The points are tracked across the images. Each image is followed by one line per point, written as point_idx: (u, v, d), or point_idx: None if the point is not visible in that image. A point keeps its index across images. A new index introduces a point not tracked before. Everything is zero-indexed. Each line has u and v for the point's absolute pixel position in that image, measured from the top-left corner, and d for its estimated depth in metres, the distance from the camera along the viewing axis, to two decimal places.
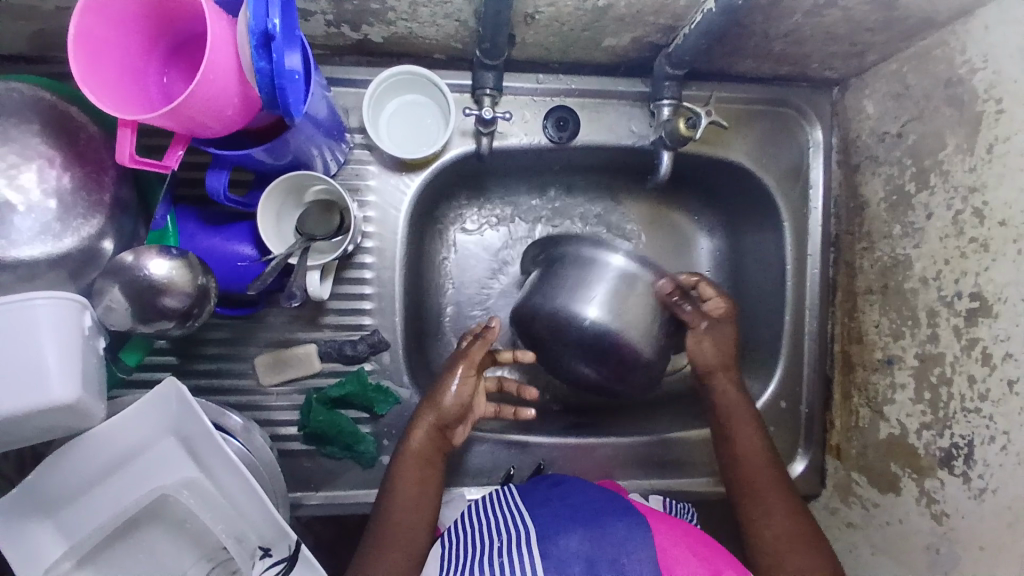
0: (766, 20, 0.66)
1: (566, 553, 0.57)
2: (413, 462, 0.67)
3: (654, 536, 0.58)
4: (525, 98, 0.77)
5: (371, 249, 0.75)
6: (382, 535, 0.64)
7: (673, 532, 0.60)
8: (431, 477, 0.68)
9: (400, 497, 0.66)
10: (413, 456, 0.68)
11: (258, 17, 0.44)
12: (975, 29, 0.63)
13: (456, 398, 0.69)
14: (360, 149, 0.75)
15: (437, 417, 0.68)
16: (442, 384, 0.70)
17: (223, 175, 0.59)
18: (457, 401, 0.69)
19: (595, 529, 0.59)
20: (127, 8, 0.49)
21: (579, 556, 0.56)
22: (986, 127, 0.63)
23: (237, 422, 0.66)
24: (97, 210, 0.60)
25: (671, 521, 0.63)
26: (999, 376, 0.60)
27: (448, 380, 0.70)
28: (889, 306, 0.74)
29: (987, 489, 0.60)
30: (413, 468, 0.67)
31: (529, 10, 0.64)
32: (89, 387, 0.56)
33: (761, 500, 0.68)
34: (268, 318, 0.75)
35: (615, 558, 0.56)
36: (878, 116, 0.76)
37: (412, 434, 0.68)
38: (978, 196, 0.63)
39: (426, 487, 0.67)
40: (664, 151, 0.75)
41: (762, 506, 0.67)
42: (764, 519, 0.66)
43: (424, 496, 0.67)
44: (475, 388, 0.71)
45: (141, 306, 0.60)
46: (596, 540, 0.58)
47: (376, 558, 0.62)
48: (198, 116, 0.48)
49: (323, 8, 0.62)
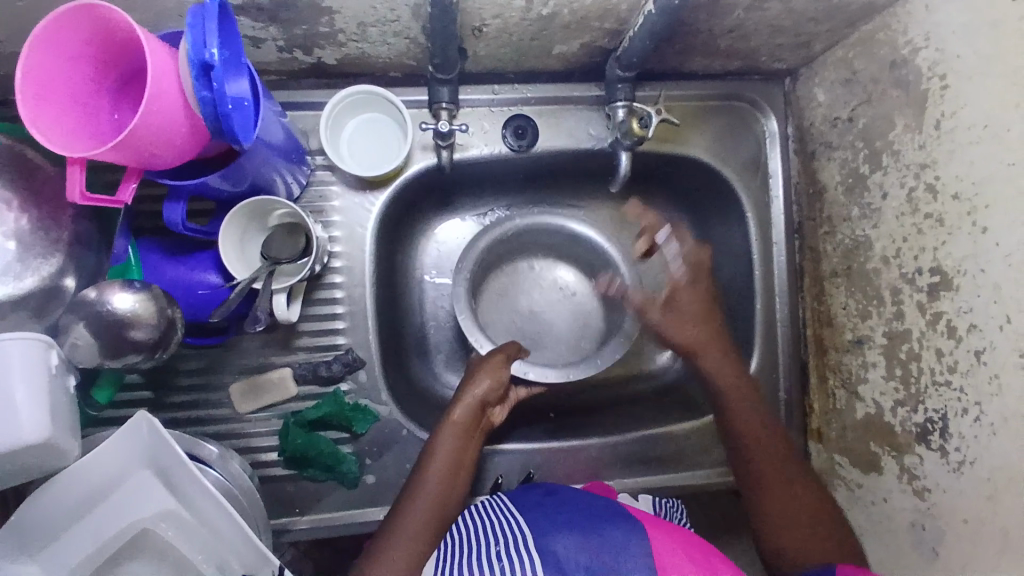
0: (709, 17, 0.67)
1: (563, 559, 0.56)
2: (453, 439, 0.70)
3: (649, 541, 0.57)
4: (483, 109, 0.78)
5: (340, 268, 0.75)
6: (398, 524, 0.65)
7: (669, 538, 0.58)
8: (464, 461, 0.70)
9: (427, 483, 0.68)
10: (453, 433, 0.70)
11: (196, 46, 0.44)
12: (915, 10, 0.65)
13: (495, 378, 0.72)
14: (322, 170, 0.76)
15: (479, 396, 0.71)
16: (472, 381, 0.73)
17: (179, 206, 0.59)
18: (497, 380, 0.72)
19: (590, 538, 0.58)
20: (74, 48, 0.49)
21: (577, 564, 0.55)
22: (933, 104, 0.64)
23: (212, 451, 0.65)
24: (55, 249, 0.61)
25: (666, 527, 0.61)
26: (966, 348, 0.60)
27: (479, 375, 0.73)
28: (854, 287, 0.75)
29: (965, 461, 0.60)
30: (448, 453, 0.69)
31: (476, 23, 0.65)
32: (59, 424, 0.56)
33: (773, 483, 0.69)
34: (241, 344, 0.75)
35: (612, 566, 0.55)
36: (829, 102, 0.78)
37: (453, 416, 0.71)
38: (930, 171, 0.64)
39: (458, 473, 0.69)
40: (623, 151, 0.75)
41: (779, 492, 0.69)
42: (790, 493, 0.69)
43: (459, 477, 0.69)
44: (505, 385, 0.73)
45: (106, 341, 0.60)
46: (587, 545, 0.57)
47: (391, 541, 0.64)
48: (148, 148, 0.48)
49: (273, 35, 0.63)
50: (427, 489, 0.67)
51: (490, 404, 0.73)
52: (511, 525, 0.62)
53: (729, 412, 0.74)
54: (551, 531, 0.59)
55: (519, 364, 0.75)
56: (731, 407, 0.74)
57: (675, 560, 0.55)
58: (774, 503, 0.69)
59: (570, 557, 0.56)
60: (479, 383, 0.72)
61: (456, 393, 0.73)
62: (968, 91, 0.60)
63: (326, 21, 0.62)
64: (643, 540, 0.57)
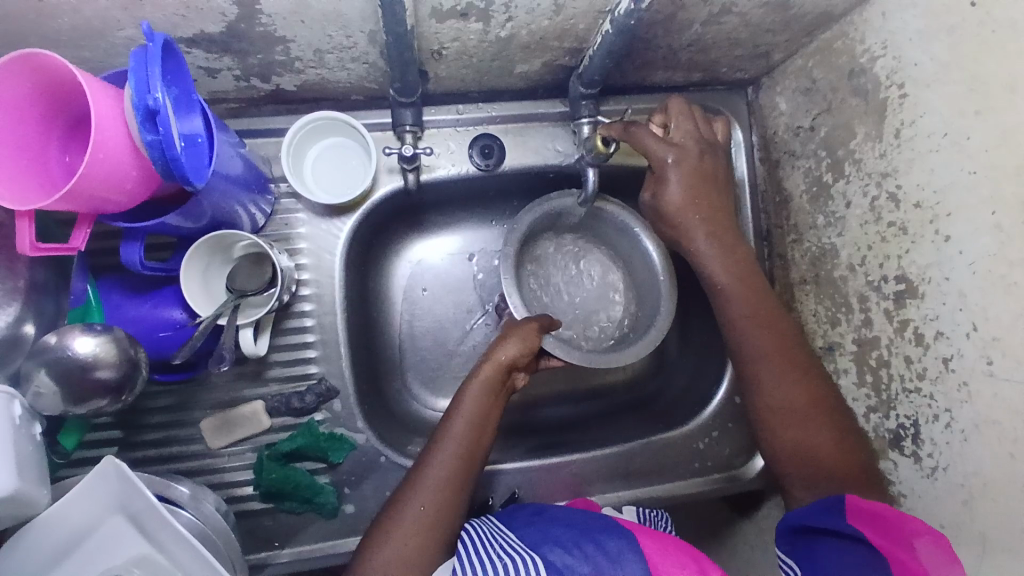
0: (667, 33, 0.68)
1: (563, 565, 0.56)
2: (477, 400, 0.67)
3: (638, 550, 0.57)
4: (449, 129, 0.78)
5: (309, 296, 0.74)
6: (418, 485, 0.64)
7: (658, 546, 0.58)
8: (490, 419, 0.68)
9: (450, 439, 0.66)
10: (478, 392, 0.68)
11: (140, 93, 0.43)
12: (872, 18, 0.65)
13: (525, 344, 0.70)
14: (287, 198, 0.74)
15: (508, 359, 0.69)
16: (497, 344, 0.70)
17: (136, 246, 0.59)
18: (528, 347, 0.69)
19: (577, 551, 0.57)
20: (18, 95, 0.48)
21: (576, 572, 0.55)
22: (892, 112, 0.64)
23: (184, 493, 0.63)
24: (13, 296, 0.58)
25: (657, 533, 0.61)
26: (934, 355, 0.61)
27: (505, 340, 0.70)
28: (823, 294, 0.77)
29: (938, 467, 0.61)
30: (472, 412, 0.67)
31: (435, 47, 0.64)
32: (26, 476, 0.54)
33: (774, 424, 0.68)
34: (210, 379, 0.73)
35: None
36: (791, 111, 0.79)
37: (475, 379, 0.68)
38: (891, 180, 0.65)
39: (483, 432, 0.67)
40: (589, 168, 0.74)
41: (775, 427, 0.68)
42: (783, 433, 0.67)
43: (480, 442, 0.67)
44: (530, 354, 0.70)
45: (69, 389, 0.58)
46: (585, 555, 0.57)
47: (408, 503, 0.63)
48: (98, 194, 0.47)
49: (228, 65, 0.62)
50: (450, 446, 0.66)
51: (517, 368, 0.71)
52: (505, 538, 0.61)
53: (745, 363, 0.70)
54: (543, 545, 0.59)
55: (551, 340, 0.72)
56: (746, 359, 0.70)
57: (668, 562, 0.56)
58: (779, 447, 0.67)
59: (568, 565, 0.56)
60: (506, 345, 0.70)
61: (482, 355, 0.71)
62: (926, 100, 0.60)
63: (282, 50, 0.61)
64: (636, 549, 0.57)
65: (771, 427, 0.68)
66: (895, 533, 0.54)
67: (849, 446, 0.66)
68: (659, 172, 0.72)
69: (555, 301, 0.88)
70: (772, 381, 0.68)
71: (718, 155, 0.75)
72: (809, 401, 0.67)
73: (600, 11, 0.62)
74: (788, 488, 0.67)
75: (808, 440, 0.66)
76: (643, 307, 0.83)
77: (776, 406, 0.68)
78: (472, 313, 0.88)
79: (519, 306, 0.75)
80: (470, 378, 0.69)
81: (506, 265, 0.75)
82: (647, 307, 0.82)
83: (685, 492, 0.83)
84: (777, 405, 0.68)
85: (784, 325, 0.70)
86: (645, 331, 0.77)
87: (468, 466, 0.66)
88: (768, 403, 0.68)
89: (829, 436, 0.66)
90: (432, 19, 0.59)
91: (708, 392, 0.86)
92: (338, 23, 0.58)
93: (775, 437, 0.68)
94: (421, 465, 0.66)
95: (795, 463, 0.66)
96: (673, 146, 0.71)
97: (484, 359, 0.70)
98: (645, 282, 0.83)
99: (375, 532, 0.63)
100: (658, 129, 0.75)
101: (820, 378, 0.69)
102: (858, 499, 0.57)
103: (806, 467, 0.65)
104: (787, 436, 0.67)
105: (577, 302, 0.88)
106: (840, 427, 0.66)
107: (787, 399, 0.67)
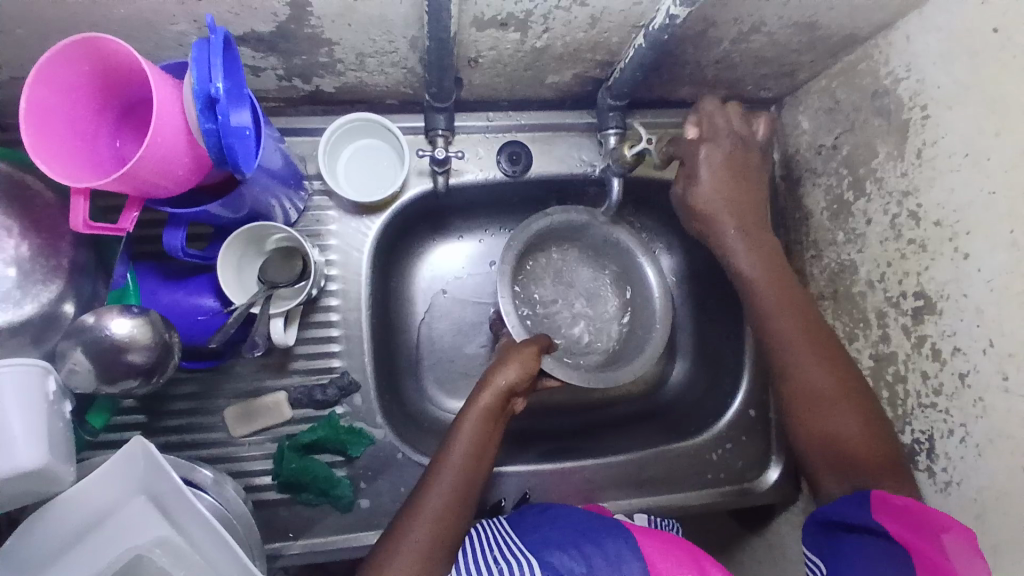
0: (697, 50, 0.70)
1: (562, 566, 0.56)
2: (476, 425, 0.67)
3: (642, 547, 0.58)
4: (479, 135, 0.80)
5: (336, 291, 0.76)
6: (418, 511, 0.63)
7: (659, 542, 0.59)
8: (488, 446, 0.67)
9: (450, 465, 0.65)
10: (478, 418, 0.67)
11: (202, 81, 0.46)
12: (896, 42, 0.67)
13: (523, 368, 0.70)
14: (320, 195, 0.77)
15: (507, 384, 0.69)
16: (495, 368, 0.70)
17: (179, 232, 0.61)
18: (526, 371, 0.70)
19: (586, 548, 0.58)
20: (77, 81, 0.51)
21: (575, 572, 0.56)
22: (914, 133, 0.66)
23: (207, 477, 0.65)
24: (56, 274, 0.61)
25: (659, 534, 0.61)
26: (951, 370, 0.62)
27: (503, 365, 0.70)
28: (840, 310, 0.77)
29: (952, 481, 0.62)
30: (472, 438, 0.66)
31: (472, 54, 0.67)
32: (57, 451, 0.55)
33: (805, 410, 0.67)
34: (235, 368, 0.75)
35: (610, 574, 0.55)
36: (813, 130, 0.81)
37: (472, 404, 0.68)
38: (911, 199, 0.66)
39: (482, 457, 0.67)
40: (613, 177, 0.77)
41: (806, 413, 0.67)
42: (814, 419, 0.66)
43: (480, 467, 0.66)
44: (529, 380, 0.71)
45: (104, 368, 0.60)
46: (584, 555, 0.58)
47: (408, 531, 0.62)
48: (150, 177, 0.49)
49: (273, 64, 0.64)
50: (450, 474, 0.65)
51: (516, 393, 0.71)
52: (511, 539, 0.62)
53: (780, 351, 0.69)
54: (542, 547, 0.60)
55: (549, 361, 0.74)
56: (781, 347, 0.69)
57: (666, 562, 0.56)
58: (810, 432, 0.67)
59: (567, 567, 0.56)
60: (505, 370, 0.69)
61: (481, 379, 0.71)
62: (947, 121, 0.62)
63: (325, 52, 0.63)
64: (634, 547, 0.58)
65: (798, 416, 0.67)
66: (919, 526, 0.54)
67: (879, 437, 0.65)
68: (692, 166, 0.73)
69: (554, 314, 0.89)
70: (800, 369, 0.68)
71: (752, 148, 0.74)
72: (839, 388, 0.66)
73: (634, 25, 0.64)
74: (819, 479, 0.66)
75: (834, 425, 0.65)
76: (640, 325, 0.84)
77: (803, 393, 0.67)
78: (476, 321, 0.89)
79: (517, 326, 0.76)
80: (469, 404, 0.68)
81: (504, 280, 0.76)
82: (642, 326, 0.83)
83: (695, 503, 0.83)
84: (808, 391, 0.67)
85: (813, 316, 0.70)
86: (637, 355, 0.80)
87: (469, 490, 0.65)
88: (801, 387, 0.67)
89: (857, 425, 0.65)
90: (473, 27, 0.61)
91: (722, 403, 0.86)
92: (382, 27, 0.60)
93: (803, 424, 0.67)
94: (419, 496, 0.64)
95: (826, 451, 0.65)
96: (704, 142, 0.72)
97: (482, 385, 0.70)
98: (642, 298, 0.84)
99: (375, 557, 0.61)
100: (695, 134, 0.73)
101: (850, 368, 0.68)
102: (886, 495, 0.57)
103: (835, 453, 0.65)
104: (816, 423, 0.66)
105: (587, 315, 0.89)
106: (870, 416, 0.65)
107: (815, 386, 0.67)
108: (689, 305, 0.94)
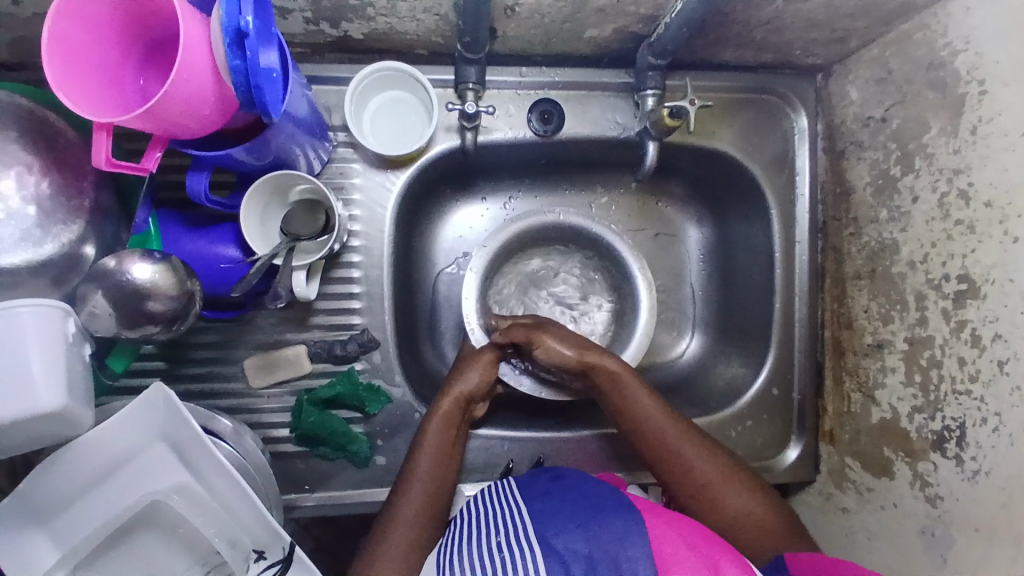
0: (746, 8, 0.66)
1: (565, 550, 0.54)
2: (440, 425, 0.70)
3: (650, 530, 0.55)
4: (510, 92, 0.77)
5: (359, 247, 0.75)
6: (392, 524, 0.65)
7: (667, 525, 0.56)
8: (455, 448, 0.71)
9: (419, 473, 0.68)
10: (442, 422, 0.71)
11: (231, 14, 0.45)
12: (955, 11, 0.63)
13: (484, 373, 0.74)
14: (344, 147, 0.74)
15: (467, 388, 0.73)
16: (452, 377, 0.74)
17: (203, 176, 0.59)
18: (486, 376, 0.74)
19: (592, 528, 0.56)
20: (102, 11, 0.49)
21: (578, 555, 0.53)
22: (969, 108, 0.62)
23: (226, 426, 0.66)
24: (76, 215, 0.61)
25: (666, 514, 0.58)
26: (989, 357, 0.60)
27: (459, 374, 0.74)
28: (877, 290, 0.75)
29: (981, 471, 0.60)
30: (437, 439, 0.70)
31: (509, 2, 0.63)
32: (76, 394, 0.55)
33: (710, 496, 0.69)
34: (256, 320, 0.74)
35: (615, 556, 0.53)
36: (861, 101, 0.76)
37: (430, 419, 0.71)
38: (962, 177, 0.63)
39: (450, 459, 0.70)
40: (650, 141, 0.76)
41: (710, 501, 0.69)
42: (721, 500, 0.69)
43: (445, 469, 0.69)
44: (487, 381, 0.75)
45: (124, 312, 0.59)
46: (586, 534, 0.55)
47: (384, 544, 0.64)
48: (175, 117, 0.48)
49: (301, 6, 0.61)
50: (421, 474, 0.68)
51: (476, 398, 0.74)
52: (516, 512, 0.60)
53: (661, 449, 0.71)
54: (544, 524, 0.57)
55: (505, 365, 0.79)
56: (662, 445, 0.71)
57: (674, 548, 0.53)
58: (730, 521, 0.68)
59: (571, 551, 0.54)
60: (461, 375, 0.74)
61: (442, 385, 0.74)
62: (1005, 98, 0.59)
63: None
64: (641, 530, 0.55)
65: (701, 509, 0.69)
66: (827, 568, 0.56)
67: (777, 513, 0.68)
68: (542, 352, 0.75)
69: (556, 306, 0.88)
70: (696, 462, 0.70)
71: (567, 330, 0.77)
72: (727, 470, 0.70)
73: None
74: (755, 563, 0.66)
75: (718, 500, 0.69)
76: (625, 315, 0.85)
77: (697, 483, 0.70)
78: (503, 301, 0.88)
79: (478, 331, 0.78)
80: (433, 408, 0.72)
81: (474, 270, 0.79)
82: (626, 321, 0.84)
83: None
84: (705, 481, 0.69)
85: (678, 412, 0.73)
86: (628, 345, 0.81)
87: (439, 496, 0.68)
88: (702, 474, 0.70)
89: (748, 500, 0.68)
90: None
91: (745, 381, 0.85)
92: None
93: (715, 508, 0.69)
94: (389, 507, 0.66)
95: (755, 532, 0.67)
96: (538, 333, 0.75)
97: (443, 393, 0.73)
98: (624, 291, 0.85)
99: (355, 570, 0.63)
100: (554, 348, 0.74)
101: (711, 447, 0.72)
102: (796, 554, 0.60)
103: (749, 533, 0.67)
104: (727, 504, 0.68)
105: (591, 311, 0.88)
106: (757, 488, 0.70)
107: (705, 474, 0.70)
108: (716, 280, 0.92)
